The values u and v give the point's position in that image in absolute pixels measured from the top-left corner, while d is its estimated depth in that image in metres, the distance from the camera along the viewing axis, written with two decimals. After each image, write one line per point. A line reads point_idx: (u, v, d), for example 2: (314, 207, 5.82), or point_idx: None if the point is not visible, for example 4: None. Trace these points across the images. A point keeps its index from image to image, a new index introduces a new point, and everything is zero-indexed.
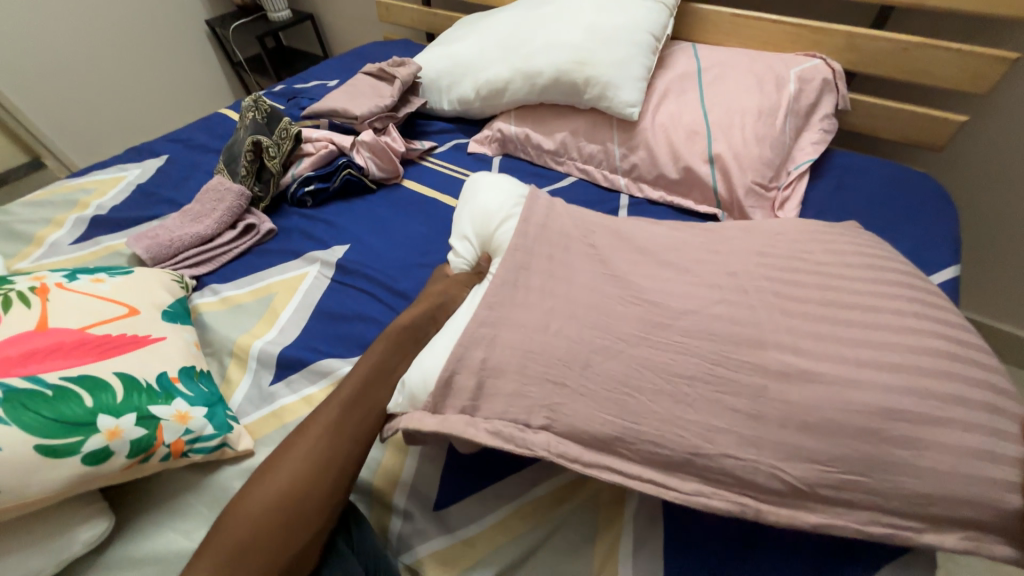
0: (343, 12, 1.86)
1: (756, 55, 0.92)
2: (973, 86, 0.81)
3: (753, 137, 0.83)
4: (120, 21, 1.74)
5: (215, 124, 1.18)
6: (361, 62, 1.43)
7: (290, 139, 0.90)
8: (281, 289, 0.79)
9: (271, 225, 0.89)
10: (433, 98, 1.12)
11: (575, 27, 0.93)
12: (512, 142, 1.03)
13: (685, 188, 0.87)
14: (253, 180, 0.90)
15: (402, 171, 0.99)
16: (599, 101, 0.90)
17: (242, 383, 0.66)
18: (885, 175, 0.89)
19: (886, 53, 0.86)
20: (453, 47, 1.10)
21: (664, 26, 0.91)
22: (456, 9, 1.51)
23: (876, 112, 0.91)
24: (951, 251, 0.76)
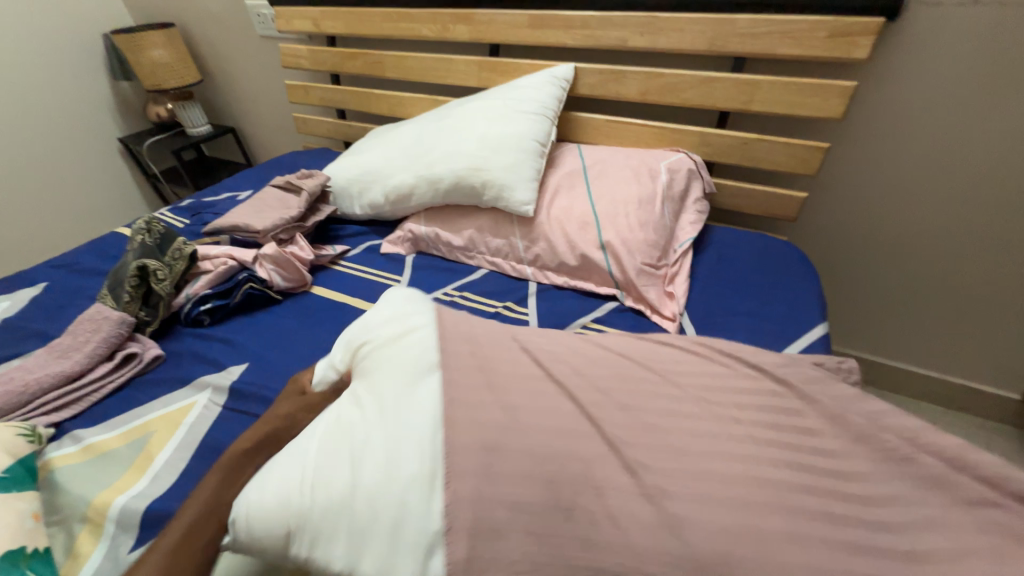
0: (265, 126, 1.94)
1: (631, 152, 1.06)
2: (803, 170, 0.97)
3: (636, 223, 0.92)
4: (17, 145, 1.69)
5: (109, 245, 1.12)
6: (276, 171, 1.46)
7: (184, 259, 0.88)
8: (160, 427, 0.70)
9: (157, 351, 0.82)
10: (344, 204, 1.15)
11: (470, 138, 1.02)
12: (423, 241, 1.06)
13: (585, 272, 0.93)
14: (139, 304, 0.84)
15: (310, 278, 0.98)
16: (498, 200, 0.96)
17: (94, 556, 0.55)
18: (756, 245, 1.01)
19: (732, 147, 1.01)
20: (362, 158, 1.16)
21: (548, 134, 1.03)
22: (371, 120, 1.62)
23: (737, 193, 1.05)
24: (818, 310, 0.85)
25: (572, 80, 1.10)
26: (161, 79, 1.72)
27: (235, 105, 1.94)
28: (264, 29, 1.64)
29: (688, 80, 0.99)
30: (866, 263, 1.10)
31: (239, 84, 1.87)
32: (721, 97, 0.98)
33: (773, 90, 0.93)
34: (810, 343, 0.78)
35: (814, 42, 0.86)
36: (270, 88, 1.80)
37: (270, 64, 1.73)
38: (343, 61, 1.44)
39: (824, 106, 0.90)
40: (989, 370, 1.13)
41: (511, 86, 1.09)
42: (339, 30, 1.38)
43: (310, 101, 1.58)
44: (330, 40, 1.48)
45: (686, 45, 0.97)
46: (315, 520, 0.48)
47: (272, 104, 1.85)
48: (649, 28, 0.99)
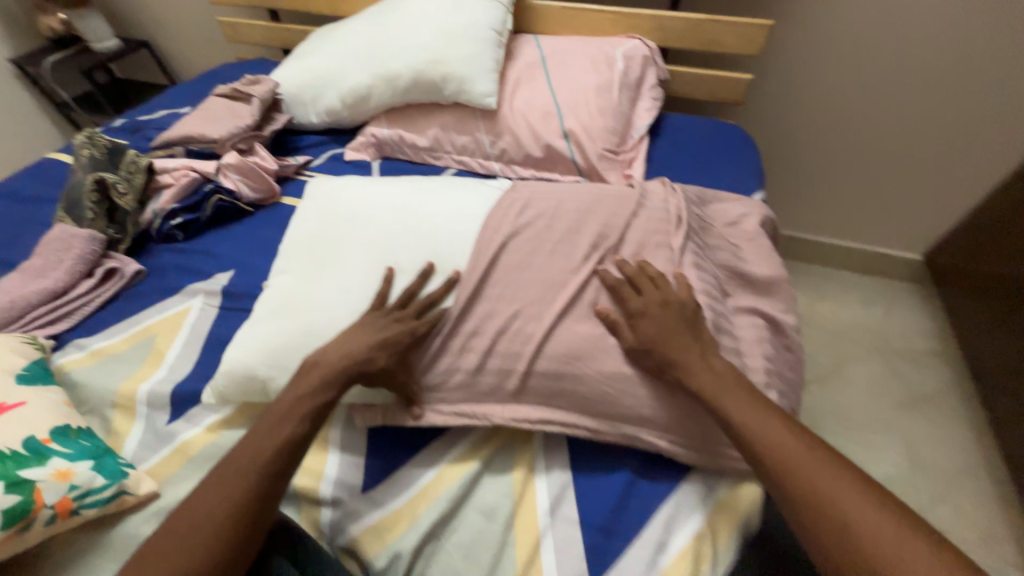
0: (184, 36, 1.73)
1: (588, 40, 1.06)
2: (750, 50, 1.02)
3: (596, 111, 0.95)
4: None
5: (46, 171, 1.05)
6: (213, 85, 1.35)
7: (141, 172, 0.87)
8: (162, 329, 0.74)
9: (137, 266, 0.82)
10: (299, 112, 1.11)
11: (424, 30, 0.98)
12: (388, 145, 1.06)
13: (550, 163, 0.97)
14: (105, 222, 0.84)
15: (278, 188, 0.97)
16: (459, 95, 0.96)
17: (134, 431, 0.62)
18: (708, 129, 1.08)
19: (686, 29, 1.03)
20: (310, 60, 1.10)
21: (504, 22, 1.00)
22: (309, 22, 1.48)
23: (689, 79, 1.09)
24: (756, 182, 0.96)
25: None
26: None
27: (143, 12, 1.70)
28: None
29: None
30: (803, 145, 1.21)
31: None
32: None
33: None
34: None
35: None
36: None
37: None
38: None
39: None
40: (898, 234, 1.31)
41: None
42: None
43: (235, 0, 1.41)
44: None
45: None
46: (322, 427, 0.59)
47: (188, 9, 1.63)
48: None
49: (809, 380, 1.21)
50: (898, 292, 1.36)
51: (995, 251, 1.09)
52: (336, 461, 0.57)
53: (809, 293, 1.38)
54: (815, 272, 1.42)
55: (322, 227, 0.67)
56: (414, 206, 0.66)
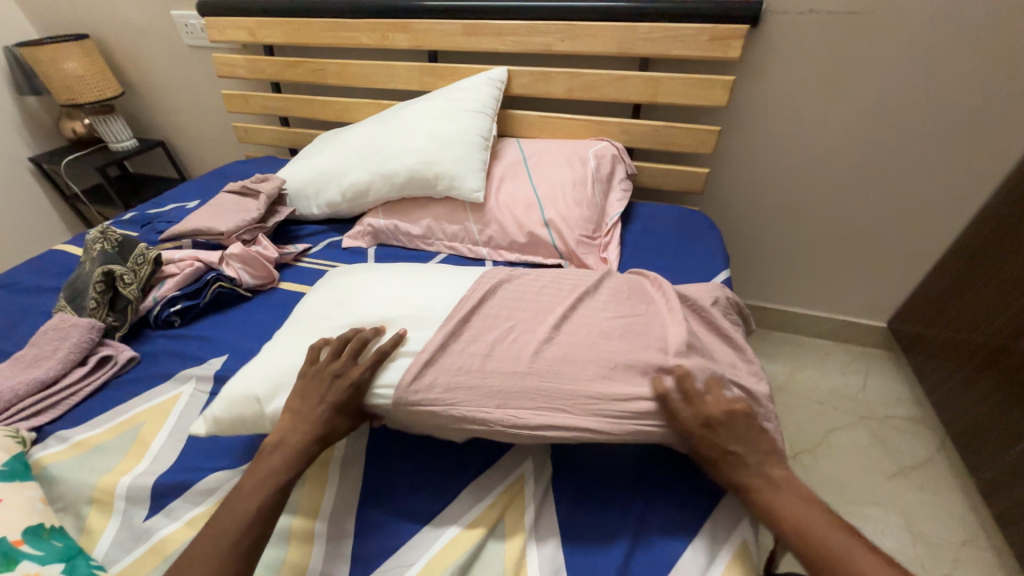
0: (198, 137, 1.90)
1: (564, 143, 1.21)
2: (704, 149, 1.17)
3: (573, 202, 1.06)
4: None
5: (51, 262, 1.10)
6: (222, 181, 1.46)
7: (148, 264, 0.91)
8: (150, 417, 0.73)
9: (131, 353, 0.84)
10: (301, 205, 1.21)
11: (419, 137, 1.12)
12: (383, 233, 1.14)
13: (533, 248, 1.06)
14: (106, 310, 0.87)
15: (277, 274, 1.02)
16: (450, 190, 1.07)
17: (108, 529, 0.60)
18: (674, 215, 1.20)
19: (647, 133, 1.19)
20: (315, 160, 1.22)
21: (490, 129, 1.15)
22: (315, 126, 1.66)
23: (654, 173, 1.24)
24: (721, 261, 1.05)
25: (505, 82, 1.23)
26: (78, 93, 1.64)
27: (163, 117, 1.88)
28: (192, 40, 1.61)
29: (604, 79, 1.16)
30: (762, 227, 1.34)
31: (167, 96, 1.82)
32: (633, 92, 1.16)
33: (672, 84, 1.12)
34: None
35: (700, 45, 1.06)
36: (203, 98, 1.78)
37: (201, 74, 1.71)
38: (283, 70, 1.47)
39: (712, 97, 1.10)
40: (862, 305, 1.41)
41: (451, 88, 1.20)
42: (277, 39, 1.42)
43: (250, 109, 1.59)
44: (267, 50, 1.51)
45: (600, 49, 1.14)
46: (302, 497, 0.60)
47: (206, 115, 1.82)
48: (568, 35, 1.15)
49: (798, 451, 1.22)
50: (872, 360, 1.42)
51: (951, 319, 1.18)
52: (321, 553, 0.56)
53: (788, 362, 1.43)
54: (792, 342, 1.49)
55: (328, 304, 0.72)
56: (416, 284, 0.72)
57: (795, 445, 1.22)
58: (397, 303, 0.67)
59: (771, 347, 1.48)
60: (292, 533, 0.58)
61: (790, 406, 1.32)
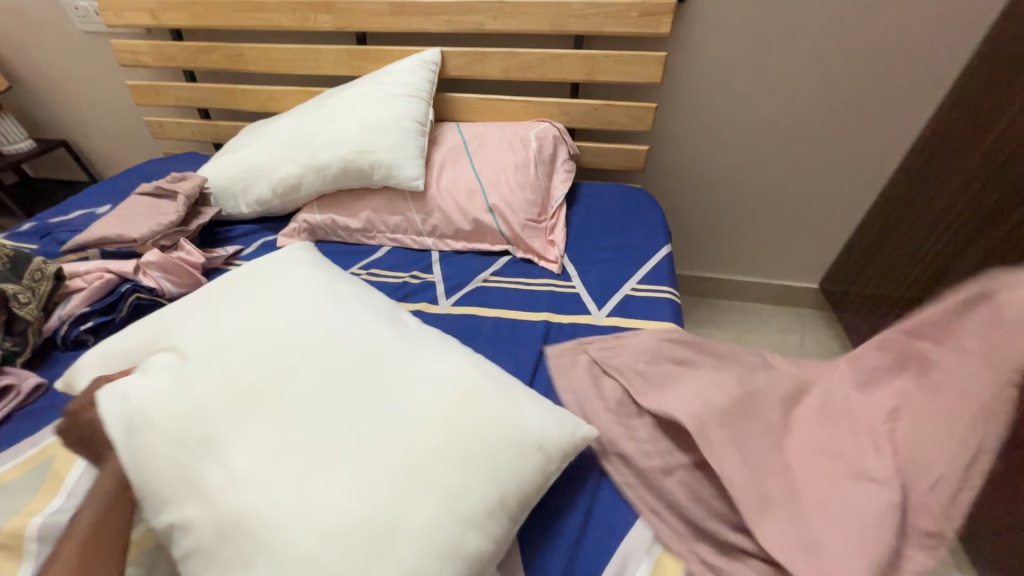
0: (107, 134, 1.72)
1: (504, 126, 1.18)
2: (642, 126, 1.18)
3: (516, 186, 1.05)
4: None
5: None
6: (137, 182, 1.33)
7: (48, 279, 0.83)
8: (62, 448, 0.66)
9: (37, 379, 0.76)
10: (228, 204, 1.12)
11: (351, 125, 1.06)
12: (321, 229, 1.08)
13: (479, 234, 1.04)
14: (1, 334, 0.76)
15: (205, 280, 0.95)
16: (388, 179, 1.03)
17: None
18: (617, 194, 1.21)
19: (587, 113, 1.19)
20: (239, 155, 1.14)
21: (426, 114, 1.11)
22: (240, 118, 1.54)
23: (596, 152, 1.24)
24: (663, 237, 1.07)
25: (440, 63, 1.19)
26: None
27: (62, 114, 1.69)
28: (86, 24, 1.44)
29: (540, 58, 1.14)
30: (704, 201, 1.39)
31: (62, 90, 1.62)
32: (570, 71, 1.15)
33: (607, 62, 1.12)
34: (660, 262, 1.00)
35: (631, 21, 1.07)
36: (106, 91, 1.60)
37: (100, 63, 1.53)
38: (195, 56, 1.35)
39: (647, 73, 1.11)
40: (797, 269, 1.50)
41: (382, 72, 1.14)
42: (184, 22, 1.29)
43: (163, 102, 1.45)
44: (175, 35, 1.37)
45: (533, 26, 1.12)
46: None
47: (112, 110, 1.65)
48: (499, 13, 1.11)
49: None
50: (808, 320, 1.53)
51: (872, 277, 1.28)
52: None
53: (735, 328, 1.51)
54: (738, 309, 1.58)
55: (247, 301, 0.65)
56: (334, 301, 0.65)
57: None
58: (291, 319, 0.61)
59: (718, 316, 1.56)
60: None
61: None
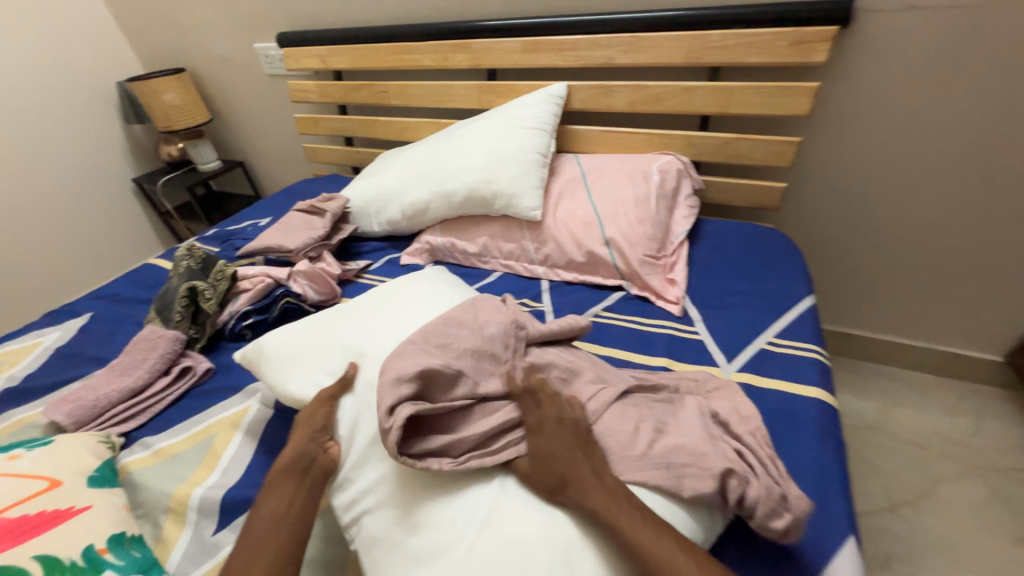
0: (273, 157, 2.05)
1: (624, 158, 1.16)
2: (782, 162, 1.07)
3: (636, 220, 1.01)
4: (38, 190, 1.82)
5: (146, 274, 1.21)
6: (292, 199, 1.55)
7: (226, 279, 0.97)
8: (221, 429, 0.76)
9: (208, 364, 0.89)
10: (363, 223, 1.24)
11: (477, 155, 1.11)
12: (441, 251, 1.15)
13: (592, 267, 1.02)
14: (188, 323, 0.93)
15: (339, 291, 1.05)
16: (507, 208, 1.06)
17: (181, 540, 0.62)
18: (747, 233, 1.10)
19: (717, 147, 1.12)
20: (377, 179, 1.26)
21: (548, 146, 1.13)
22: (377, 145, 1.73)
23: (724, 187, 1.16)
24: (804, 286, 0.94)
25: (565, 97, 1.21)
26: (174, 120, 1.82)
27: (243, 140, 2.05)
28: (271, 68, 1.74)
29: (670, 90, 1.11)
30: (850, 247, 1.22)
31: (247, 121, 1.97)
32: (702, 103, 1.09)
33: (746, 93, 1.04)
34: (801, 314, 0.87)
35: (779, 50, 0.99)
36: (277, 121, 1.91)
37: (277, 99, 1.84)
38: (349, 93, 1.55)
39: (793, 105, 1.01)
40: (974, 335, 1.23)
41: (510, 106, 1.20)
42: (345, 65, 1.50)
43: (319, 131, 1.68)
44: (336, 75, 1.59)
45: (666, 59, 1.09)
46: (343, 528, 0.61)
47: (279, 138, 1.96)
48: (631, 47, 1.11)
49: (897, 501, 1.09)
50: (988, 402, 1.23)
51: None
52: None
53: (879, 397, 1.29)
54: (885, 375, 1.34)
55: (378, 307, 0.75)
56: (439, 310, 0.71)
57: (892, 495, 1.10)
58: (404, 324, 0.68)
59: (858, 380, 1.34)
60: (349, 562, 0.60)
61: (882, 448, 1.19)
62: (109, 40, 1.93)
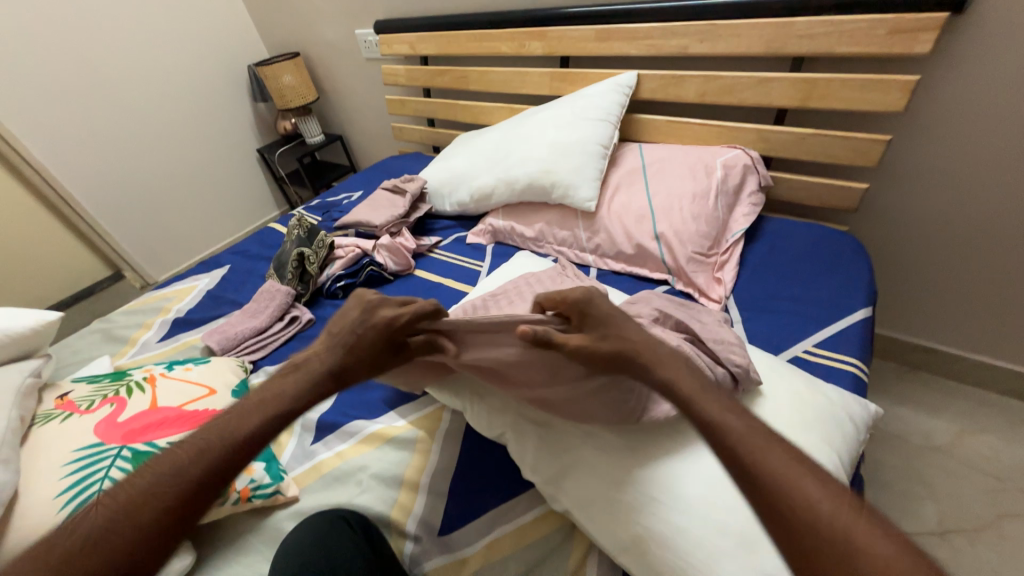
0: (366, 133, 2.28)
1: (689, 151, 1.15)
2: (865, 161, 1.01)
3: (689, 216, 1.02)
4: (189, 157, 2.22)
5: (266, 236, 1.49)
6: (379, 174, 1.75)
7: (325, 248, 1.19)
8: None
9: (310, 315, 1.12)
10: (438, 202, 1.39)
11: (542, 145, 1.18)
12: (502, 233, 1.26)
13: (640, 259, 1.06)
14: (297, 281, 1.16)
15: (413, 263, 1.22)
16: (565, 198, 1.13)
17: (290, 444, 0.84)
18: (813, 234, 1.06)
19: (791, 142, 1.07)
20: (451, 163, 1.39)
21: (611, 137, 1.17)
22: (455, 126, 1.86)
23: (794, 185, 1.11)
24: (864, 295, 0.91)
25: (634, 86, 1.22)
26: (289, 99, 2.10)
27: (343, 117, 2.30)
28: (368, 53, 1.92)
29: (745, 81, 1.07)
30: (941, 257, 1.13)
31: (346, 99, 2.21)
32: (779, 96, 1.04)
33: (832, 86, 0.98)
34: (850, 324, 0.86)
35: (874, 39, 0.91)
36: (372, 101, 2.12)
37: (372, 80, 2.03)
38: (434, 77, 1.68)
39: (884, 101, 0.94)
40: None
41: (579, 95, 1.23)
42: (431, 51, 1.62)
43: (406, 112, 1.85)
44: (423, 60, 1.72)
45: (744, 48, 1.05)
46: (396, 455, 0.77)
47: (373, 116, 2.17)
48: (708, 35, 1.08)
49: (948, 528, 1.04)
50: None
51: None
52: (423, 502, 0.71)
53: (955, 419, 1.21)
54: (969, 398, 1.24)
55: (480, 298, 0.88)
56: None
57: (944, 520, 1.05)
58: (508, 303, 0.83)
59: (932, 399, 1.26)
60: (403, 481, 0.73)
61: (948, 473, 1.12)
62: (241, 27, 2.24)
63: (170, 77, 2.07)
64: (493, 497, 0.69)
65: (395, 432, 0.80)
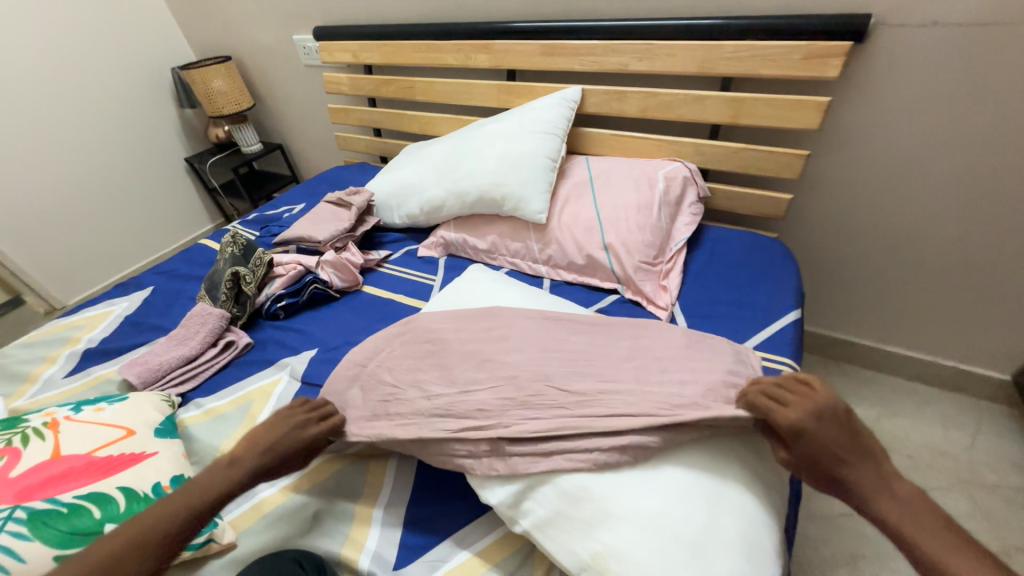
0: (308, 141, 2.18)
1: (633, 163, 1.19)
2: (788, 174, 1.09)
3: (636, 227, 1.06)
4: (104, 168, 2.02)
5: (197, 254, 1.37)
6: (324, 186, 1.67)
7: (263, 266, 1.12)
8: (257, 397, 0.90)
9: (248, 339, 1.04)
10: (386, 215, 1.35)
11: (490, 157, 1.18)
12: (454, 245, 1.24)
13: (591, 270, 1.09)
14: (232, 302, 1.07)
15: (361, 279, 1.18)
16: (516, 211, 1.13)
17: None
18: (748, 242, 1.13)
19: (725, 155, 1.14)
20: (398, 174, 1.35)
21: (558, 150, 1.19)
22: (403, 136, 1.83)
23: (730, 195, 1.19)
24: (792, 296, 0.98)
25: (579, 100, 1.25)
26: (220, 105, 1.96)
27: (283, 125, 2.19)
28: (308, 59, 1.83)
29: (681, 98, 1.13)
30: (856, 260, 1.25)
31: (285, 106, 2.10)
32: (712, 114, 1.11)
33: (756, 106, 1.06)
34: (783, 326, 0.92)
35: (791, 63, 0.99)
36: (314, 109, 2.03)
37: (313, 88, 1.94)
38: (378, 87, 1.63)
39: (802, 119, 1.02)
40: (979, 351, 1.25)
41: (525, 108, 1.24)
42: (375, 60, 1.58)
43: (350, 121, 1.79)
44: (367, 68, 1.67)
45: (679, 67, 1.11)
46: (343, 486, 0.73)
47: (316, 124, 2.08)
48: (645, 54, 1.13)
49: None
50: (984, 418, 1.26)
51: None
52: (377, 535, 0.67)
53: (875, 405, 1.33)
54: (885, 384, 1.38)
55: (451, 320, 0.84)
56: (491, 310, 0.84)
57: None
58: (462, 323, 0.81)
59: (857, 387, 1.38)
60: (355, 515, 0.70)
61: None
62: (163, 27, 2.07)
63: (78, 80, 1.87)
64: (455, 524, 0.67)
65: (342, 462, 0.75)
